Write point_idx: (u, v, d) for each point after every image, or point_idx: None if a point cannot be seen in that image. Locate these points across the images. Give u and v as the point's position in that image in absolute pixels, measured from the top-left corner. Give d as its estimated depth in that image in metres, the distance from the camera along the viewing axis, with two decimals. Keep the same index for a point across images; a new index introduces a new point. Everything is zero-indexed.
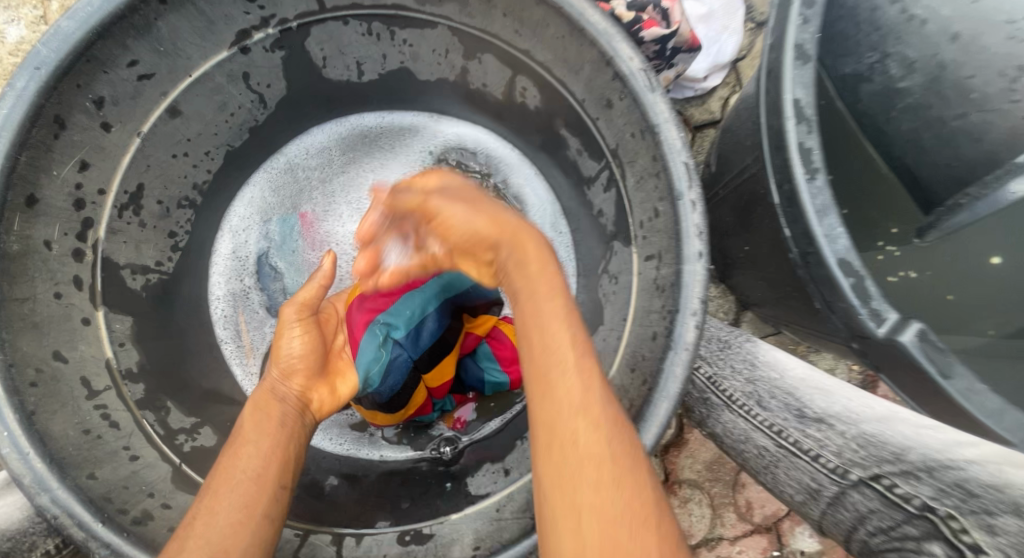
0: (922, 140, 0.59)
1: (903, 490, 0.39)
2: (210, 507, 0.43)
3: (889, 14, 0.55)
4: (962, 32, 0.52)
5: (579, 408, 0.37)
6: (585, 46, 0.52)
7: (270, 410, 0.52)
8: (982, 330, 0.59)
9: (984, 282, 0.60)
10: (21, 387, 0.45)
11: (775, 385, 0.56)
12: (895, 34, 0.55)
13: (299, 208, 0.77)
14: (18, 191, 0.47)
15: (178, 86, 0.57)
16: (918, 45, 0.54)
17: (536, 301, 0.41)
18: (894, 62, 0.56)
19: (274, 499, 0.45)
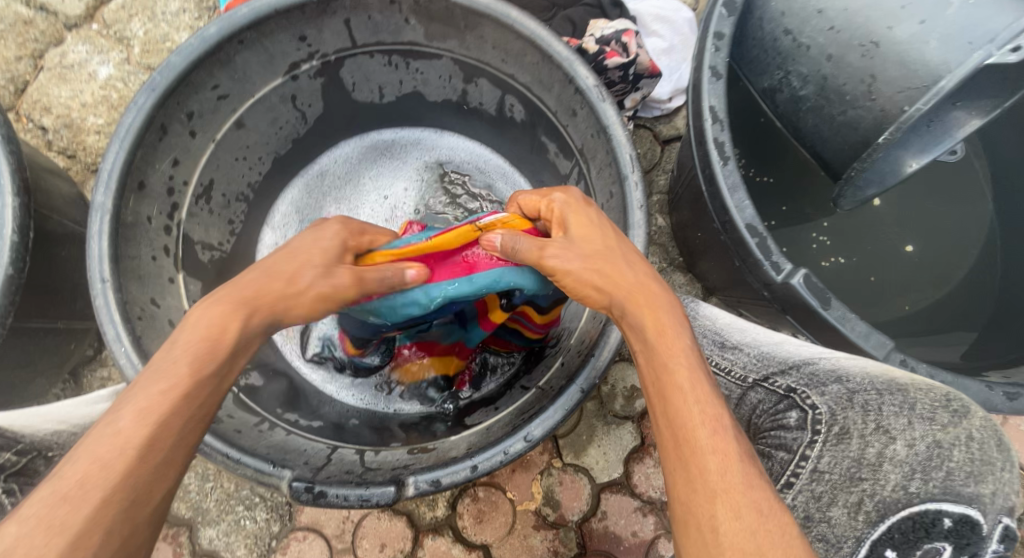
0: (823, 131, 0.74)
1: (779, 382, 0.55)
2: (125, 428, 0.38)
3: (784, 43, 0.72)
4: (833, 54, 0.68)
5: (706, 405, 0.42)
6: (553, 69, 0.69)
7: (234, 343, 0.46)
8: (856, 300, 0.86)
9: (861, 268, 0.87)
10: (131, 318, 0.61)
11: (707, 328, 0.70)
12: (791, 56, 0.72)
13: (324, 210, 0.93)
14: (133, 177, 0.64)
15: (244, 105, 0.75)
16: (807, 64, 0.71)
17: (660, 325, 0.47)
18: (794, 77, 0.73)
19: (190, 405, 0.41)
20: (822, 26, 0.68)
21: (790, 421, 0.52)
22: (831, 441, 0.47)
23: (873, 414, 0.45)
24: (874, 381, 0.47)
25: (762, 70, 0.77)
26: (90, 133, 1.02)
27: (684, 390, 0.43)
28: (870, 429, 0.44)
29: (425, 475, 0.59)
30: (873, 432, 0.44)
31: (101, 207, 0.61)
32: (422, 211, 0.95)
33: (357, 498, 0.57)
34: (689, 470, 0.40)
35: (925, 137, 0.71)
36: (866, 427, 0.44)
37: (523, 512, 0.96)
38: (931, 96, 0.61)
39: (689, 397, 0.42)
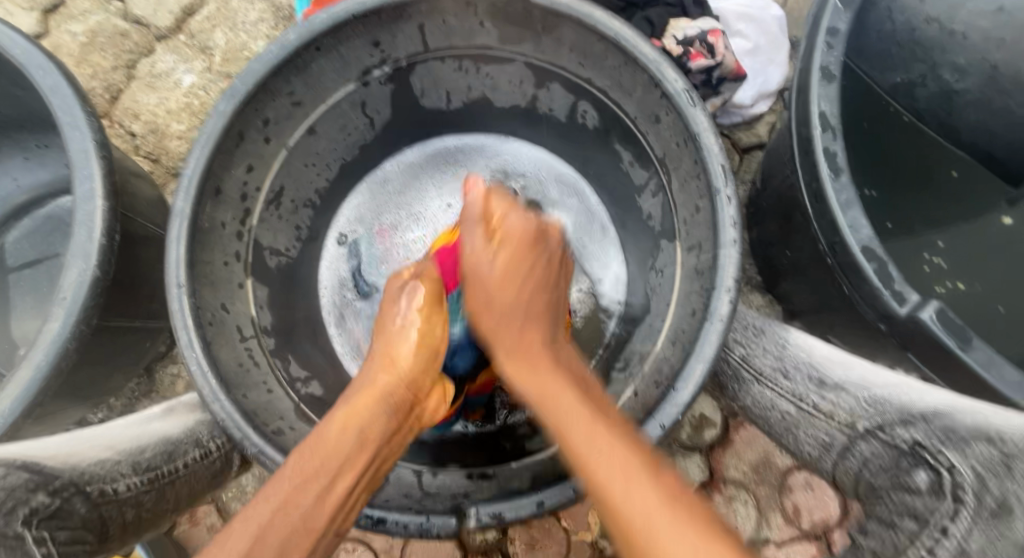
0: (990, 125, 0.76)
1: (900, 435, 0.49)
2: (253, 515, 0.41)
3: (929, 31, 0.70)
4: (1005, 38, 0.68)
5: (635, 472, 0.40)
6: (637, 72, 0.64)
7: (353, 433, 0.48)
8: (999, 336, 0.73)
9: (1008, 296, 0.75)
10: (202, 324, 0.61)
11: (801, 361, 0.62)
12: (942, 46, 0.71)
13: (381, 221, 0.91)
14: (210, 183, 0.65)
15: (316, 112, 0.75)
16: (967, 53, 0.71)
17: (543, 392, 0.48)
18: (947, 70, 0.73)
19: (312, 510, 0.42)
20: (988, 10, 0.68)
21: (919, 483, 0.44)
22: (985, 518, 0.39)
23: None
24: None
25: (894, 66, 0.76)
26: (173, 138, 1.06)
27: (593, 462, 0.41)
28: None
29: (486, 507, 0.55)
30: None
31: (180, 213, 0.61)
32: None
33: (418, 527, 0.54)
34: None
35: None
36: None
37: (578, 543, 0.91)
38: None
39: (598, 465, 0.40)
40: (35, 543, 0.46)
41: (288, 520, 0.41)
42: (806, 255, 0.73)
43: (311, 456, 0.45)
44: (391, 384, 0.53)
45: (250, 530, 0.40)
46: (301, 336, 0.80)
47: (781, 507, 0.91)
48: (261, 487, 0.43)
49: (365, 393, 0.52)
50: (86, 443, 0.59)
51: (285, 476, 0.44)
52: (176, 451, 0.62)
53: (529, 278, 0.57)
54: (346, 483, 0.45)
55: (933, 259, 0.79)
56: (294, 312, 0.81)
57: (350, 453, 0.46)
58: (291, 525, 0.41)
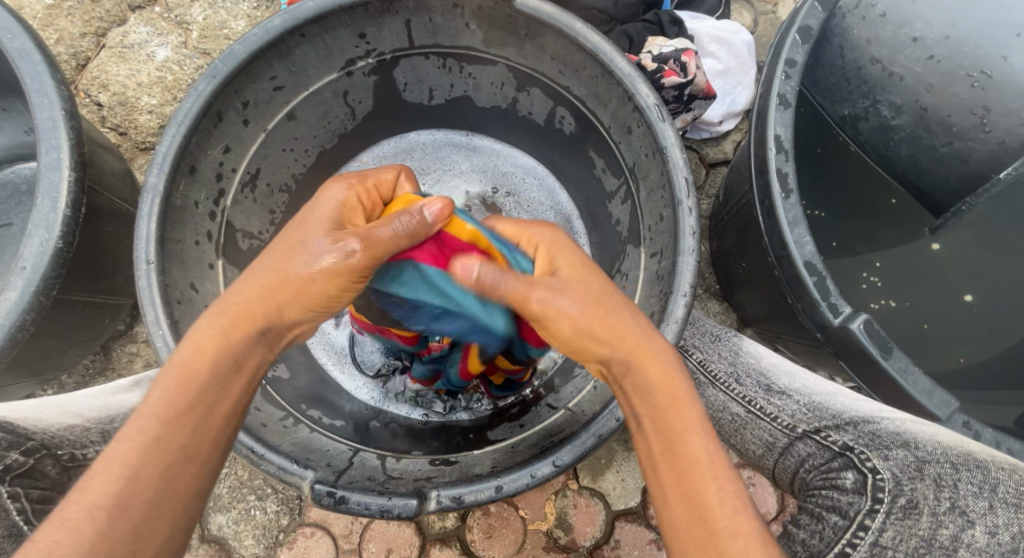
0: (919, 160, 0.80)
1: (833, 438, 0.53)
2: (117, 454, 0.40)
3: (872, 71, 0.75)
4: (934, 84, 0.72)
5: (705, 459, 0.44)
6: (612, 85, 0.67)
7: (221, 360, 0.45)
8: (921, 348, 0.81)
9: (933, 315, 0.82)
10: (171, 302, 0.61)
11: (751, 369, 0.68)
12: (882, 85, 0.76)
13: None
14: (185, 161, 0.64)
15: (297, 98, 0.75)
16: (902, 93, 0.75)
17: (667, 387, 0.47)
18: (884, 106, 0.77)
19: (182, 450, 0.42)
20: (920, 56, 0.71)
21: (846, 482, 0.49)
22: (896, 514, 0.45)
23: (948, 492, 0.44)
24: (951, 453, 0.48)
25: (844, 99, 0.81)
26: (143, 112, 1.03)
27: (681, 446, 0.44)
28: (942, 507, 0.44)
29: (447, 491, 0.57)
30: (947, 513, 0.43)
31: (152, 190, 0.61)
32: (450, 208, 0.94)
33: (379, 508, 0.57)
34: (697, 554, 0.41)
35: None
36: (941, 505, 0.44)
37: (533, 533, 0.94)
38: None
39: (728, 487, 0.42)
40: (8, 498, 0.48)
41: (159, 458, 0.41)
42: (758, 266, 0.77)
43: (171, 395, 0.43)
44: (266, 311, 0.48)
45: (115, 475, 0.39)
46: None
47: None
48: (122, 428, 0.41)
49: (231, 319, 0.47)
50: (59, 410, 0.59)
51: (154, 408, 0.42)
52: None
53: (606, 296, 0.51)
54: (218, 417, 0.44)
55: (871, 277, 0.85)
56: None
57: (219, 376, 0.45)
58: (164, 463, 0.41)
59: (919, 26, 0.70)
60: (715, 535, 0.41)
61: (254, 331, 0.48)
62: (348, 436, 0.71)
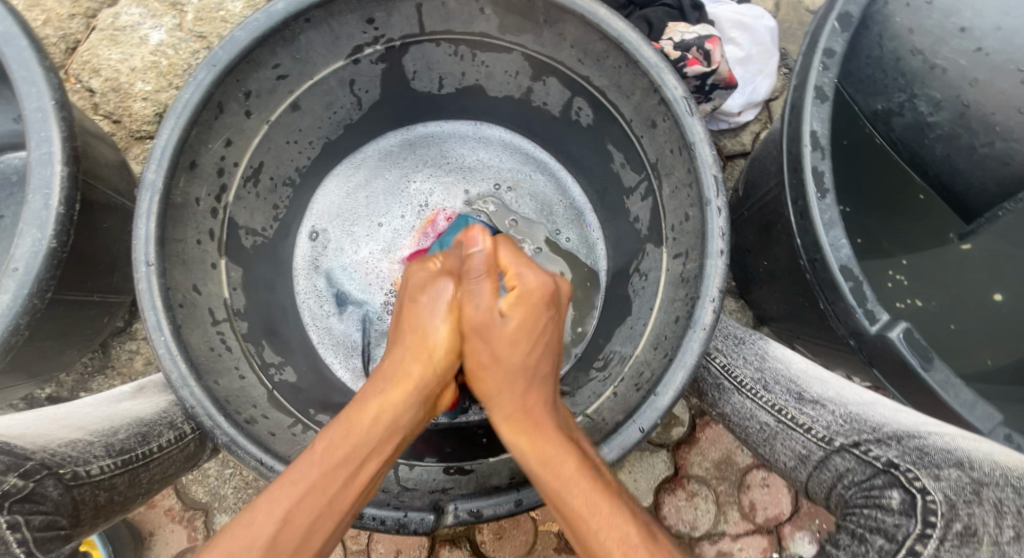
0: (955, 162, 0.76)
1: (875, 453, 0.51)
2: (288, 488, 0.43)
3: (913, 63, 0.71)
4: (980, 78, 0.69)
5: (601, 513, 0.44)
6: (637, 75, 0.64)
7: (383, 419, 0.48)
8: (949, 352, 0.78)
9: (961, 317, 0.80)
10: (173, 305, 0.58)
11: (780, 375, 0.65)
12: (922, 79, 0.72)
13: (355, 208, 0.89)
14: (186, 156, 0.60)
15: (301, 87, 0.71)
16: (943, 88, 0.72)
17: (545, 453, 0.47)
18: (922, 102, 0.74)
19: (342, 492, 0.44)
20: (968, 47, 0.69)
21: (891, 501, 0.46)
22: (952, 541, 0.41)
23: (1010, 519, 0.41)
24: (1010, 474, 0.44)
25: (877, 92, 0.77)
26: (137, 99, 0.98)
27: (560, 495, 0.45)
28: (1006, 536, 0.41)
29: (465, 503, 0.55)
30: (1011, 543, 0.40)
31: (151, 186, 0.57)
32: (452, 201, 0.91)
33: (395, 521, 0.54)
34: None
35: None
36: (1002, 533, 0.41)
37: (544, 534, 0.92)
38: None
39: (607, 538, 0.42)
40: (8, 528, 0.44)
41: (318, 500, 0.43)
42: (782, 267, 0.74)
43: (343, 442, 0.46)
44: (425, 375, 0.52)
45: (282, 509, 0.42)
46: (275, 319, 0.78)
47: (739, 503, 0.95)
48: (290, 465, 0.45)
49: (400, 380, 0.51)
50: (54, 423, 0.56)
51: (318, 455, 0.45)
52: (150, 433, 0.60)
53: (530, 336, 0.52)
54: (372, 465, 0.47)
55: (896, 275, 0.82)
56: (267, 295, 0.78)
57: (384, 437, 0.47)
58: (319, 505, 0.43)
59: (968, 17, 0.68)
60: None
61: (414, 393, 0.51)
62: None
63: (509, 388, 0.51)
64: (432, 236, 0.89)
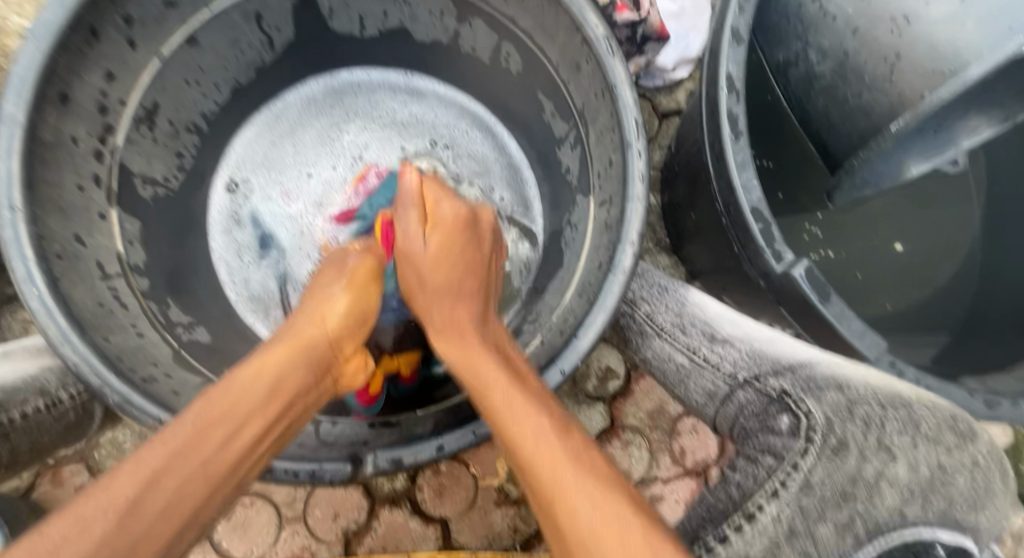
0: (831, 114, 0.67)
1: (772, 384, 0.53)
2: (146, 458, 0.37)
3: (809, 11, 0.65)
4: (860, 27, 0.60)
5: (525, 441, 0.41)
6: (559, 14, 0.61)
7: (269, 379, 0.44)
8: (855, 298, 0.84)
9: (868, 263, 0.85)
10: (48, 256, 0.53)
11: (697, 318, 0.67)
12: (815, 25, 0.64)
13: (277, 159, 0.83)
14: (54, 87, 0.53)
15: (196, 18, 0.64)
16: (830, 37, 0.63)
17: (470, 366, 0.49)
18: (813, 51, 0.65)
19: (214, 457, 0.38)
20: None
21: (783, 427, 0.51)
22: None
23: None
24: None
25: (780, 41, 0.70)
26: (13, 36, 0.87)
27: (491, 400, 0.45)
28: (870, 445, 0.49)
29: (386, 453, 0.54)
30: None
31: (10, 119, 0.50)
32: (383, 156, 0.87)
33: (309, 474, 0.52)
34: (555, 518, 0.38)
35: (930, 142, 0.64)
36: None
37: (485, 488, 0.93)
38: (956, 82, 0.54)
39: (522, 436, 0.41)
40: None
41: (186, 466, 0.37)
42: (707, 217, 0.76)
43: (220, 402, 0.40)
44: (315, 337, 0.50)
45: (141, 474, 0.35)
46: (182, 277, 0.72)
47: (670, 449, 0.98)
48: (158, 431, 0.38)
49: (289, 344, 0.49)
50: None
51: (185, 423, 0.39)
52: (10, 403, 0.55)
53: (462, 252, 0.59)
54: (255, 427, 0.42)
55: (812, 228, 0.85)
56: (174, 252, 0.72)
57: (265, 402, 0.43)
58: (190, 469, 0.37)
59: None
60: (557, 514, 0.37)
61: (310, 356, 0.49)
62: None
63: (442, 288, 0.56)
64: (364, 195, 0.83)
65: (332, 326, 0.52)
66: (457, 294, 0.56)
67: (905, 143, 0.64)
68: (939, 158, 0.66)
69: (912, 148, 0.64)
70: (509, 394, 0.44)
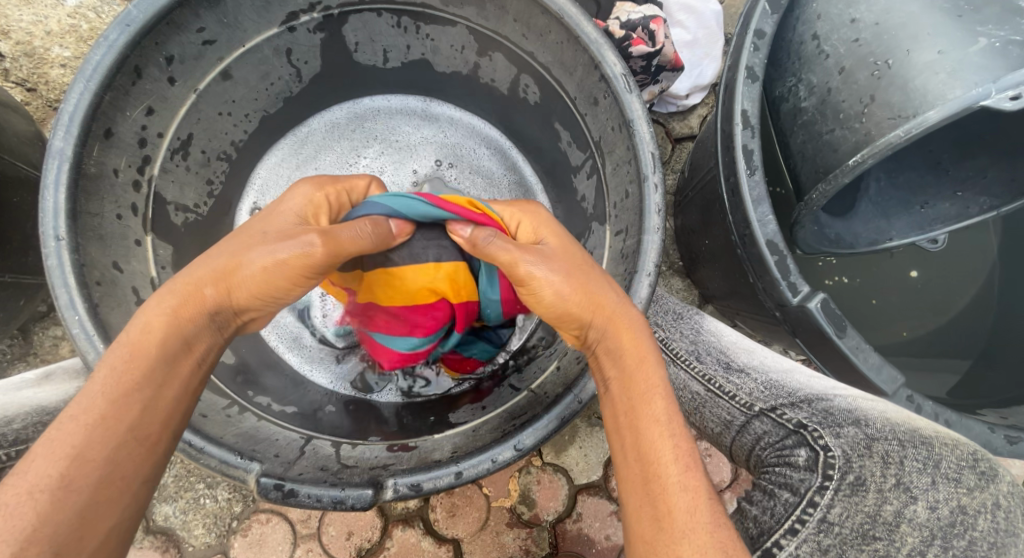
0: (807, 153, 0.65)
1: (788, 416, 0.53)
2: (62, 435, 0.40)
3: (808, 47, 0.64)
4: (848, 67, 0.61)
5: (665, 421, 0.44)
6: (578, 52, 0.63)
7: (170, 340, 0.45)
8: (870, 327, 0.85)
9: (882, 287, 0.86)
10: (89, 283, 0.55)
11: (712, 347, 0.68)
12: (809, 63, 0.64)
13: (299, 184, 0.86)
14: (98, 123, 0.57)
15: (232, 54, 0.67)
16: (819, 73, 0.63)
17: (631, 361, 0.47)
18: (803, 87, 0.65)
19: (134, 424, 0.42)
20: (848, 37, 0.61)
21: (798, 459, 0.49)
22: (844, 491, 0.45)
23: (893, 469, 0.44)
24: (898, 430, 0.47)
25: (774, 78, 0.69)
26: (54, 65, 0.91)
27: (643, 406, 0.45)
28: (889, 484, 0.44)
29: (406, 478, 0.55)
30: (892, 489, 0.43)
31: (59, 154, 0.54)
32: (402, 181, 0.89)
33: (332, 499, 0.53)
34: (664, 528, 0.40)
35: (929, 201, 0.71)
36: (885, 482, 0.44)
37: (497, 509, 0.93)
38: (912, 124, 0.55)
39: (667, 455, 0.43)
40: None
41: (106, 437, 0.41)
42: (721, 245, 0.76)
43: (124, 371, 0.43)
44: (217, 295, 0.47)
45: (62, 452, 0.39)
46: None
47: None
48: (68, 403, 0.42)
49: (189, 295, 0.47)
50: None
51: (96, 392, 0.42)
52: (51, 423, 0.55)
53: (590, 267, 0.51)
54: (173, 385, 0.45)
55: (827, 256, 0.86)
56: None
57: (170, 359, 0.45)
58: (110, 441, 0.41)
59: (862, 8, 0.61)
60: (665, 489, 0.41)
61: (208, 310, 0.47)
62: (303, 424, 0.67)
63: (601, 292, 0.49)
64: None
65: (240, 292, 0.48)
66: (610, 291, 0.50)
67: (887, 212, 0.72)
68: (921, 237, 0.72)
69: (895, 218, 0.72)
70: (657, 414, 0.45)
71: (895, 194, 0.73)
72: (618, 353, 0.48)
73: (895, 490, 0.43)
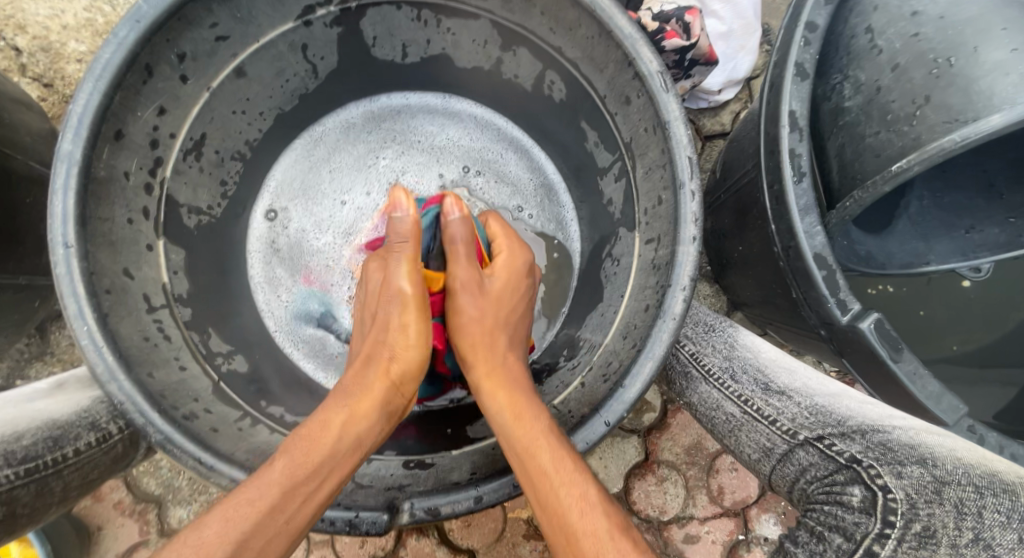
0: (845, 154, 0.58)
1: (839, 448, 0.50)
2: (244, 507, 0.44)
3: (859, 41, 0.58)
4: (902, 64, 0.54)
5: (583, 505, 0.47)
6: (611, 47, 0.59)
7: (348, 435, 0.51)
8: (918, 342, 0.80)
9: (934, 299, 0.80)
10: (98, 292, 0.53)
11: (748, 364, 0.64)
12: (858, 59, 0.58)
13: (314, 183, 0.83)
14: (109, 124, 0.55)
15: (247, 51, 0.65)
16: (869, 70, 0.56)
17: (534, 436, 0.51)
18: (849, 85, 0.58)
19: (307, 507, 0.46)
20: (906, 31, 0.55)
21: (852, 498, 0.45)
22: (910, 543, 0.40)
23: (970, 521, 0.39)
24: (972, 474, 0.42)
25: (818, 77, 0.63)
26: (70, 60, 0.89)
27: (541, 479, 0.48)
28: (966, 539, 0.38)
29: (422, 501, 0.52)
30: (971, 546, 0.37)
31: (68, 157, 0.51)
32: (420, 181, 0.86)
33: (345, 522, 0.51)
34: None
35: (991, 208, 0.65)
36: (962, 536, 0.38)
37: (514, 520, 0.91)
38: (970, 129, 0.49)
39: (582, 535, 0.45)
40: None
41: (278, 521, 0.44)
42: (757, 253, 0.72)
43: (304, 458, 0.48)
44: (382, 387, 0.55)
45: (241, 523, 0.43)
46: (223, 304, 0.72)
47: (707, 487, 0.94)
48: (250, 479, 0.46)
49: (356, 395, 0.54)
50: None
51: (274, 473, 0.46)
52: (64, 437, 0.54)
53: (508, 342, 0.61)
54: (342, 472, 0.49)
55: None
56: (217, 278, 0.73)
57: (342, 453, 0.50)
58: (278, 525, 0.44)
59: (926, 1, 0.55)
60: None
61: (376, 409, 0.54)
62: None
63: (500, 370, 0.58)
64: None
65: (401, 374, 0.57)
66: (511, 375, 0.58)
67: (927, 235, 0.67)
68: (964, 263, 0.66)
69: (934, 242, 0.67)
70: (572, 494, 0.47)
71: (945, 210, 0.68)
72: (518, 429, 0.52)
73: (971, 546, 0.37)
